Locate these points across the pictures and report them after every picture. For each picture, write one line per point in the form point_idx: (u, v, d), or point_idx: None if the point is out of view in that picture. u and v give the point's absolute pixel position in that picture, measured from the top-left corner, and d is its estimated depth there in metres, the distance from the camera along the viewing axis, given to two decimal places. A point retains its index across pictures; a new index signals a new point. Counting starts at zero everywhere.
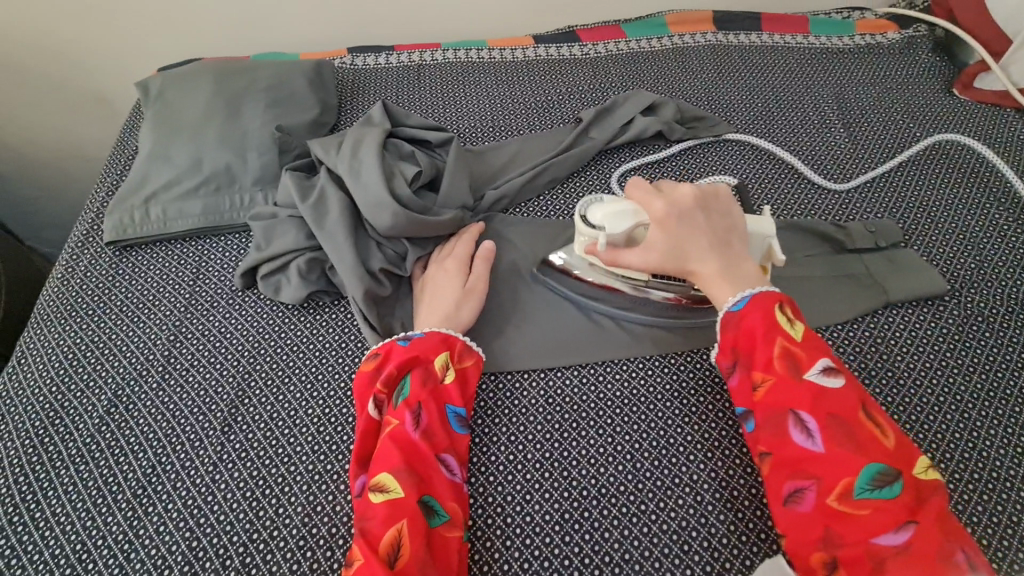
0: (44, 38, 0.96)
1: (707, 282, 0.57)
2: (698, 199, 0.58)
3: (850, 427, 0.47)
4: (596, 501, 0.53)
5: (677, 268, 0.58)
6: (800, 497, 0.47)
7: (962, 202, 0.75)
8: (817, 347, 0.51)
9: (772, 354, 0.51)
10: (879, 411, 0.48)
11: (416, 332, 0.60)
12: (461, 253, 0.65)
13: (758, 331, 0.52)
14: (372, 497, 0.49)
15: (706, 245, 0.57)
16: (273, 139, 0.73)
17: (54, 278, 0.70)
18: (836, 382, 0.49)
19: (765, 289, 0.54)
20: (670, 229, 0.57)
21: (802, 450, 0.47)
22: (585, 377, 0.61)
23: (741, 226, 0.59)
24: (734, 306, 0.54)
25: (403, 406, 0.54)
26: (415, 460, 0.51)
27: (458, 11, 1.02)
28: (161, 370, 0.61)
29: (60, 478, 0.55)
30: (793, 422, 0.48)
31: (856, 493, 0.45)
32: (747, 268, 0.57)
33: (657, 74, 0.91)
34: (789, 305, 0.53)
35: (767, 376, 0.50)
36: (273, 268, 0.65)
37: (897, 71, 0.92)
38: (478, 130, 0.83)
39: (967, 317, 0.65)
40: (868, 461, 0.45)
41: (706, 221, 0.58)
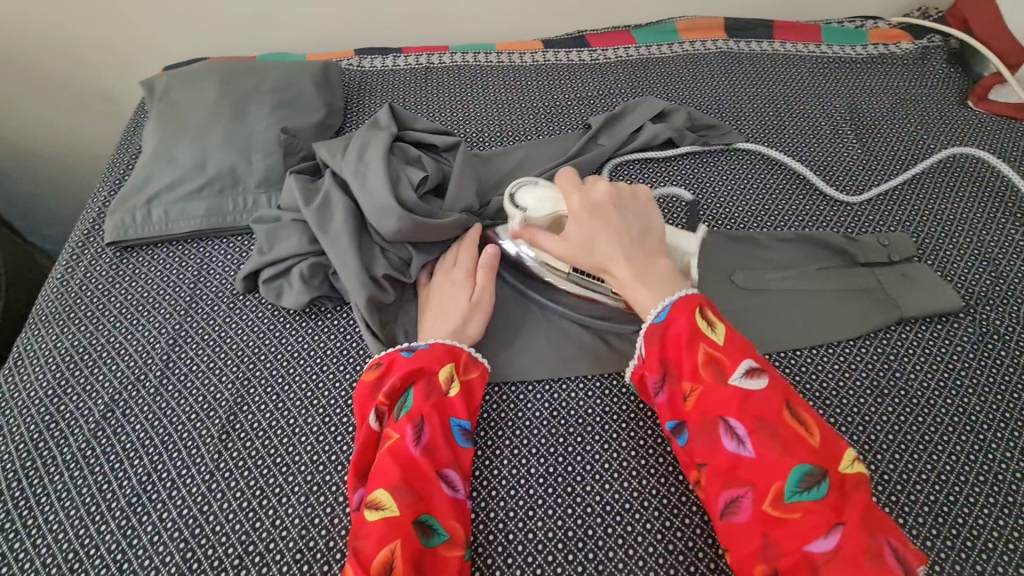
0: (50, 34, 0.95)
1: (619, 278, 0.56)
2: (612, 196, 0.59)
3: (777, 430, 0.46)
4: (600, 519, 0.52)
5: (590, 263, 0.57)
6: (738, 507, 0.46)
7: (976, 216, 0.73)
8: (741, 348, 0.50)
9: (697, 360, 0.50)
10: (803, 407, 0.48)
11: (421, 343, 0.58)
12: (468, 263, 0.64)
13: (683, 337, 0.51)
14: (368, 515, 0.48)
15: (618, 241, 0.56)
16: (278, 141, 0.72)
17: (54, 278, 0.69)
18: (759, 383, 0.48)
19: (685, 294, 0.53)
20: (583, 224, 0.57)
21: (734, 457, 0.47)
22: (592, 389, 0.60)
23: (656, 226, 0.59)
24: (657, 317, 0.53)
25: (405, 419, 0.53)
26: (414, 476, 0.50)
27: (467, 14, 1.01)
28: (159, 375, 0.60)
29: (54, 484, 0.54)
30: (724, 430, 0.47)
31: (787, 497, 0.44)
32: (659, 264, 0.56)
33: (667, 81, 0.90)
34: (710, 307, 0.53)
35: (695, 384, 0.50)
36: (275, 273, 0.64)
37: (911, 82, 0.91)
38: (485, 135, 0.82)
39: (981, 335, 0.64)
40: (798, 462, 0.45)
41: (619, 218, 0.57)
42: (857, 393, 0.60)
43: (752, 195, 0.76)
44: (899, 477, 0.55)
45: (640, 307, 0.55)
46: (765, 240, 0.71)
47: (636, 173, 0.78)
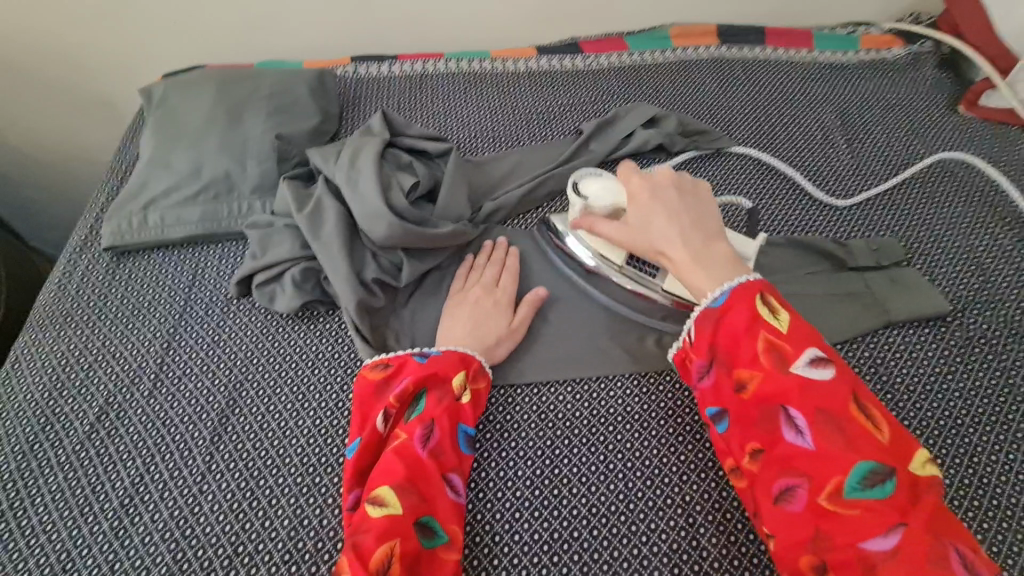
0: (51, 42, 0.97)
1: (676, 260, 0.55)
2: (676, 183, 0.59)
3: (842, 424, 0.45)
4: (586, 522, 0.53)
5: (646, 245, 0.57)
6: (794, 496, 0.45)
7: (966, 220, 0.74)
8: (807, 337, 0.49)
9: (758, 348, 0.49)
10: (871, 402, 0.47)
11: (434, 349, 0.59)
12: (508, 287, 0.65)
13: (742, 324, 0.50)
14: (371, 510, 0.48)
15: (677, 222, 0.56)
16: (272, 148, 0.73)
17: (51, 282, 0.70)
18: (825, 374, 0.47)
19: (746, 279, 0.52)
20: (642, 206, 0.58)
21: (794, 448, 0.46)
22: (580, 393, 0.60)
23: (717, 215, 0.58)
24: (716, 301, 0.52)
25: (416, 422, 0.53)
26: (419, 477, 0.50)
27: (462, 22, 1.02)
28: (154, 378, 0.61)
29: (48, 485, 0.55)
30: (784, 420, 0.47)
31: (846, 493, 0.44)
32: (718, 247, 0.55)
33: (659, 87, 0.91)
34: (771, 295, 0.51)
35: (753, 372, 0.49)
36: (268, 278, 0.65)
37: (903, 87, 0.92)
38: (478, 141, 0.82)
39: (968, 339, 0.64)
40: (861, 459, 0.44)
41: (680, 202, 0.58)
42: None
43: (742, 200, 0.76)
44: None
45: (695, 290, 0.54)
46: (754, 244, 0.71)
47: None
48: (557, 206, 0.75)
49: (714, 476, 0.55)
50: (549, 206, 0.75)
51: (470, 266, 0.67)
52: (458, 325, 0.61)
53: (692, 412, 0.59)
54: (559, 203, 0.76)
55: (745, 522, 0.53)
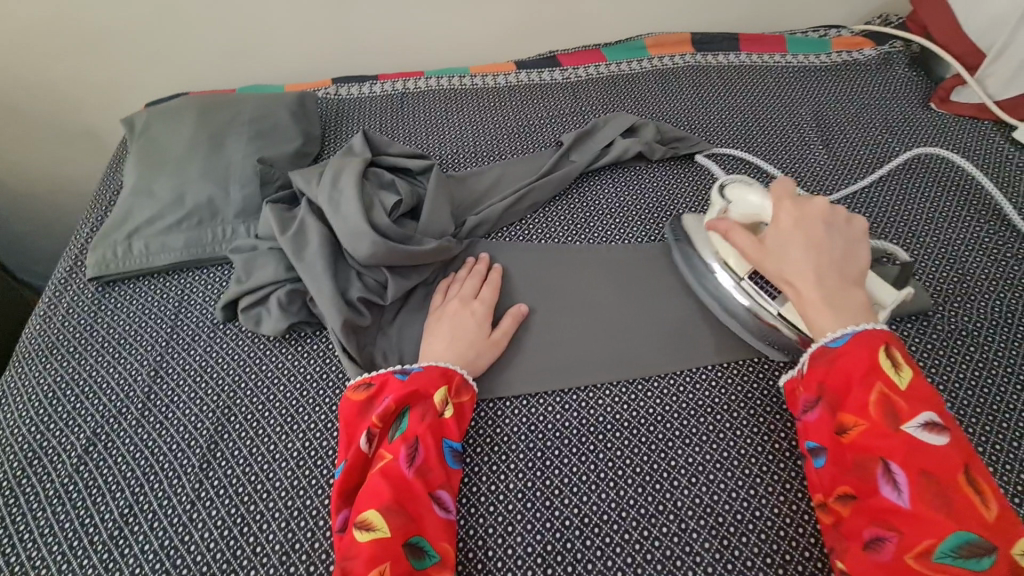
0: (33, 78, 0.97)
1: (803, 294, 0.55)
2: (829, 216, 0.57)
3: (946, 491, 0.45)
4: (579, 531, 0.53)
5: (777, 273, 0.57)
6: (880, 546, 0.45)
7: (942, 215, 0.75)
8: (925, 399, 0.48)
9: (870, 397, 0.49)
10: (985, 479, 0.46)
11: (415, 365, 0.59)
12: (486, 299, 0.65)
13: (857, 372, 0.51)
14: (358, 535, 0.48)
15: (817, 258, 0.55)
16: (255, 172, 0.74)
17: (37, 315, 0.70)
18: (940, 440, 0.46)
19: (869, 329, 0.52)
20: (785, 236, 0.57)
21: (888, 502, 0.46)
22: (568, 403, 0.61)
23: (863, 258, 0.56)
24: (833, 342, 0.53)
25: (399, 442, 0.53)
26: (407, 498, 0.50)
27: (441, 40, 1.04)
28: (142, 407, 0.61)
29: (36, 521, 0.54)
30: (882, 473, 0.47)
31: (937, 557, 0.43)
32: (854, 295, 0.54)
33: (637, 96, 0.92)
34: (897, 347, 0.51)
35: (860, 420, 0.49)
36: (253, 301, 0.65)
37: (875, 87, 0.93)
38: (460, 157, 0.83)
39: (950, 332, 0.64)
40: (959, 528, 0.44)
41: (827, 236, 0.56)
42: None
43: None
44: None
45: (814, 327, 0.54)
46: None
47: (610, 187, 0.79)
48: (540, 217, 0.76)
49: (707, 480, 0.55)
50: (533, 218, 0.76)
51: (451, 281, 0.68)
52: (438, 338, 0.62)
53: (681, 416, 0.59)
54: (542, 215, 0.76)
55: (738, 525, 0.53)
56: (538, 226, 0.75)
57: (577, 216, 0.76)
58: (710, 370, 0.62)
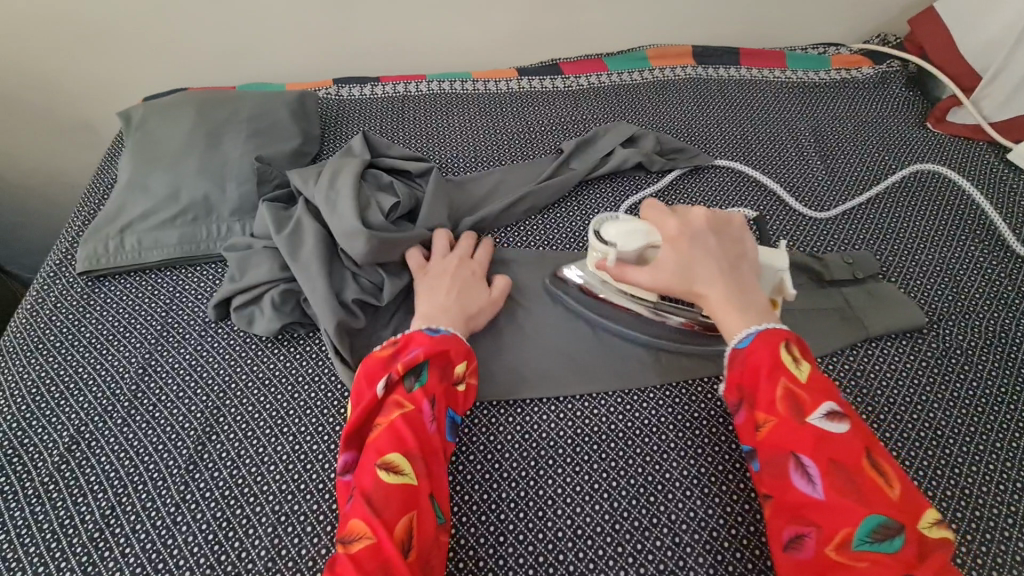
0: (30, 69, 0.97)
1: (712, 300, 0.56)
2: (710, 224, 0.59)
3: (854, 477, 0.45)
4: (570, 544, 0.52)
5: (683, 288, 0.57)
6: (800, 543, 0.45)
7: (936, 233, 0.75)
8: (823, 389, 0.49)
9: (775, 393, 0.50)
10: (887, 459, 0.47)
11: (438, 325, 0.59)
12: (484, 263, 0.68)
13: (762, 367, 0.51)
14: (383, 475, 0.47)
15: (716, 267, 0.56)
16: (252, 169, 0.73)
17: (24, 308, 0.68)
18: (840, 428, 0.47)
19: (772, 326, 0.53)
20: (682, 249, 0.57)
21: (804, 496, 0.46)
22: (563, 411, 0.60)
23: (753, 254, 0.59)
24: (740, 343, 0.53)
25: (421, 393, 0.52)
26: (429, 451, 0.50)
27: (444, 46, 1.04)
28: (129, 405, 0.60)
29: (13, 520, 0.53)
30: (795, 467, 0.47)
31: (855, 546, 0.43)
32: (754, 295, 0.56)
33: (636, 107, 0.93)
34: (795, 343, 0.52)
35: (769, 417, 0.49)
36: (246, 300, 0.64)
37: (873, 105, 0.94)
38: (459, 161, 0.83)
39: (943, 350, 0.65)
40: (870, 512, 0.44)
41: (716, 245, 0.58)
42: None
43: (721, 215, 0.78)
44: None
45: (726, 331, 0.55)
46: None
47: (612, 197, 0.79)
48: (539, 223, 0.76)
49: (700, 493, 0.55)
50: (531, 224, 0.76)
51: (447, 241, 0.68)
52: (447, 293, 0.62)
53: (676, 429, 0.59)
54: (541, 221, 0.76)
55: (732, 540, 0.52)
56: (537, 232, 0.75)
57: (575, 224, 0.76)
58: (705, 382, 0.62)
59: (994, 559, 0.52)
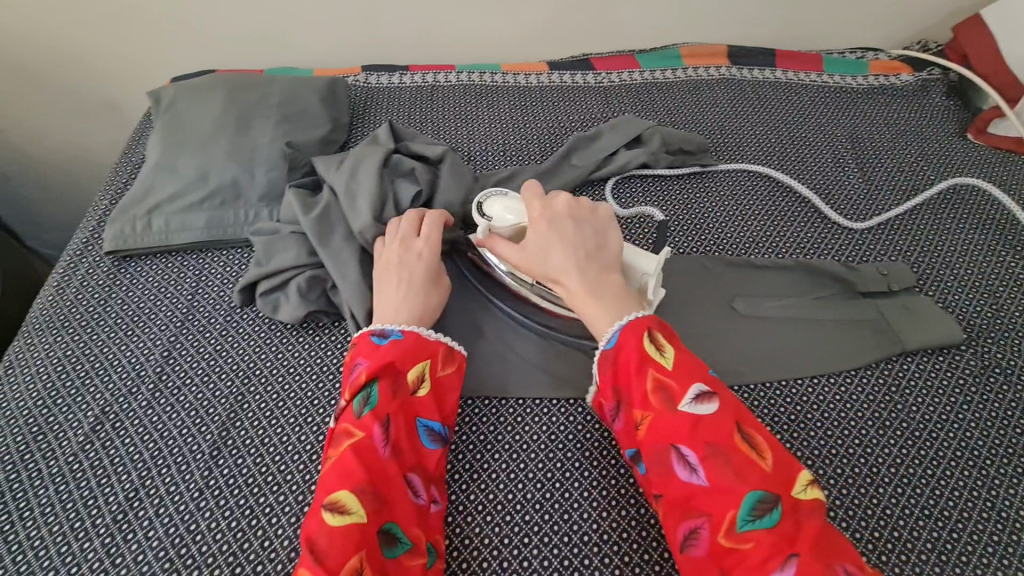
0: (60, 45, 0.96)
1: (570, 289, 0.55)
2: (570, 210, 0.58)
3: (728, 455, 0.46)
4: (596, 548, 0.51)
5: (544, 274, 0.56)
6: (696, 539, 0.45)
7: (975, 247, 0.73)
8: (689, 371, 0.49)
9: (647, 388, 0.49)
10: (756, 430, 0.48)
11: (393, 328, 0.56)
12: (432, 236, 0.62)
13: (632, 364, 0.50)
14: (329, 519, 0.44)
15: (573, 254, 0.55)
16: (282, 155, 0.73)
17: (51, 285, 0.68)
18: (709, 408, 0.48)
19: (637, 316, 0.53)
20: (543, 236, 0.57)
21: (688, 486, 0.46)
22: (589, 414, 0.59)
23: (615, 239, 0.58)
24: (609, 343, 0.52)
25: (369, 417, 0.50)
26: (381, 480, 0.47)
27: (474, 37, 1.03)
28: (153, 388, 0.60)
29: (38, 498, 0.53)
30: (676, 458, 0.47)
31: (740, 527, 0.43)
32: (613, 280, 0.56)
33: (669, 106, 0.91)
34: (659, 330, 0.52)
35: (645, 413, 0.49)
36: (272, 286, 0.63)
37: (911, 113, 0.92)
38: (488, 155, 0.82)
39: (981, 368, 0.63)
40: (749, 489, 0.44)
41: (575, 230, 0.57)
42: (857, 425, 0.59)
43: (752, 220, 0.76)
44: (904, 514, 0.54)
45: (592, 325, 0.54)
46: (764, 266, 0.71)
47: (644, 197, 0.78)
48: None
49: None
50: None
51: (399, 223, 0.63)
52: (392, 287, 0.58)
53: None
54: None
55: None
56: None
57: None
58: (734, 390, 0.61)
59: None
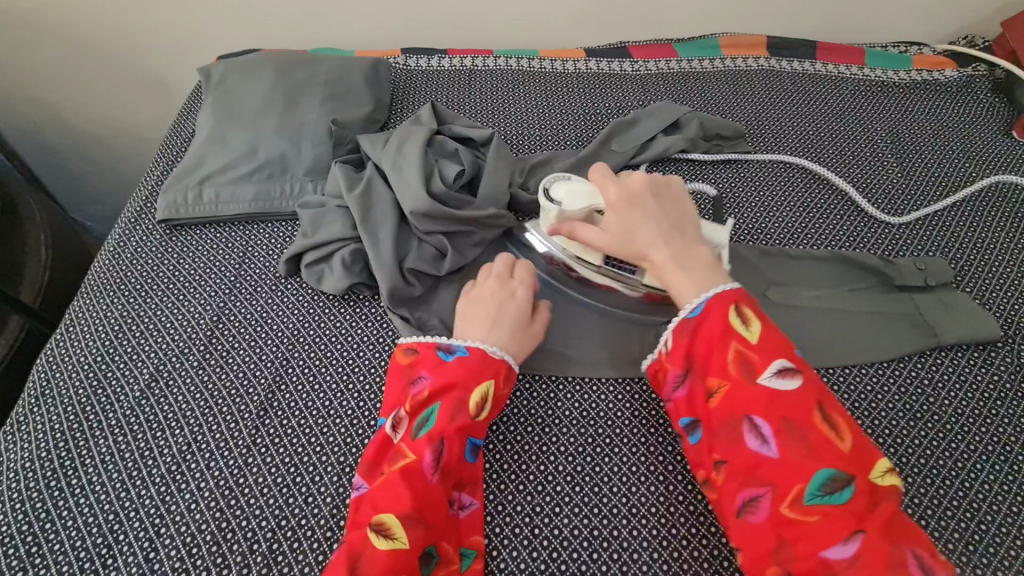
0: (113, 21, 1.00)
1: (657, 262, 0.58)
2: (652, 186, 0.61)
3: (804, 431, 0.48)
4: (625, 520, 0.53)
5: (628, 248, 0.59)
6: (758, 504, 0.47)
7: (1015, 246, 0.73)
8: (774, 347, 0.51)
9: (728, 357, 0.52)
10: (835, 412, 0.49)
11: (459, 344, 0.57)
12: (530, 286, 0.63)
13: (715, 334, 0.53)
14: (373, 539, 0.47)
15: (658, 228, 0.58)
16: (328, 133, 0.75)
17: (107, 250, 0.72)
18: (790, 384, 0.50)
19: (725, 289, 0.55)
20: (624, 210, 0.59)
21: (758, 456, 0.48)
22: (621, 393, 0.60)
23: (692, 214, 0.61)
24: (692, 312, 0.55)
25: (425, 441, 0.51)
26: (427, 506, 0.48)
27: (512, 22, 1.03)
28: (204, 350, 0.63)
29: (98, 447, 0.56)
30: (749, 429, 0.49)
31: (807, 500, 0.46)
32: (698, 251, 0.58)
33: (706, 95, 0.91)
34: (746, 305, 0.54)
35: (723, 381, 0.51)
36: (317, 257, 0.66)
37: (955, 109, 0.91)
38: (526, 138, 0.83)
39: (1018, 366, 0.63)
40: (821, 467, 0.47)
41: (657, 206, 0.60)
42: (889, 415, 0.60)
43: (787, 209, 0.76)
44: (932, 505, 0.54)
45: (678, 294, 0.57)
46: (799, 257, 0.71)
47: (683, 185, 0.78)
48: None
49: None
50: None
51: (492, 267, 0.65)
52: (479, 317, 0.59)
53: None
54: None
55: None
56: None
57: None
58: None
59: None
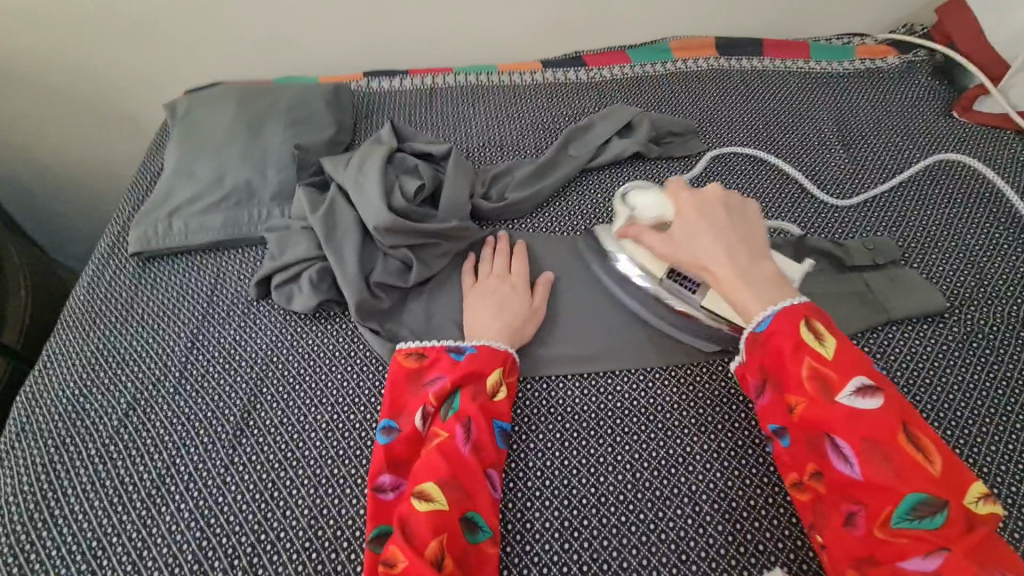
0: (81, 64, 1.02)
1: (719, 275, 0.57)
2: (722, 199, 0.61)
3: (888, 453, 0.47)
4: (595, 509, 0.55)
5: (692, 258, 0.59)
6: (850, 521, 0.48)
7: (959, 220, 0.76)
8: (852, 364, 0.50)
9: (803, 374, 0.51)
10: (924, 431, 0.48)
11: (467, 343, 0.61)
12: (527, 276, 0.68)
13: (786, 350, 0.52)
14: (417, 504, 0.50)
15: (725, 239, 0.58)
16: (292, 158, 0.77)
17: (82, 286, 0.73)
18: (872, 403, 0.48)
19: (794, 303, 0.54)
20: (690, 224, 0.60)
21: (843, 475, 0.48)
22: (586, 388, 0.62)
23: (761, 232, 0.61)
24: (759, 326, 0.54)
25: (453, 420, 0.56)
26: (462, 473, 0.52)
27: (470, 40, 1.07)
28: (180, 376, 0.64)
29: (78, 478, 0.58)
30: (831, 447, 0.49)
31: (895, 523, 0.46)
32: (764, 267, 0.57)
33: (659, 97, 0.94)
34: (818, 318, 0.53)
35: (800, 398, 0.51)
36: (286, 278, 0.68)
37: (898, 94, 0.94)
38: (486, 150, 0.86)
39: (966, 334, 0.65)
40: (910, 490, 0.46)
41: (727, 219, 0.60)
42: None
43: None
44: None
45: (742, 307, 0.56)
46: None
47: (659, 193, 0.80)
48: (563, 208, 0.78)
49: (720, 466, 0.57)
50: (555, 210, 0.78)
51: (489, 262, 0.70)
52: (486, 308, 0.64)
53: (698, 405, 0.61)
54: (564, 207, 0.79)
55: (750, 510, 0.55)
56: (562, 219, 0.77)
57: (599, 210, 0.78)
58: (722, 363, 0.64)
59: (1013, 534, 0.53)
